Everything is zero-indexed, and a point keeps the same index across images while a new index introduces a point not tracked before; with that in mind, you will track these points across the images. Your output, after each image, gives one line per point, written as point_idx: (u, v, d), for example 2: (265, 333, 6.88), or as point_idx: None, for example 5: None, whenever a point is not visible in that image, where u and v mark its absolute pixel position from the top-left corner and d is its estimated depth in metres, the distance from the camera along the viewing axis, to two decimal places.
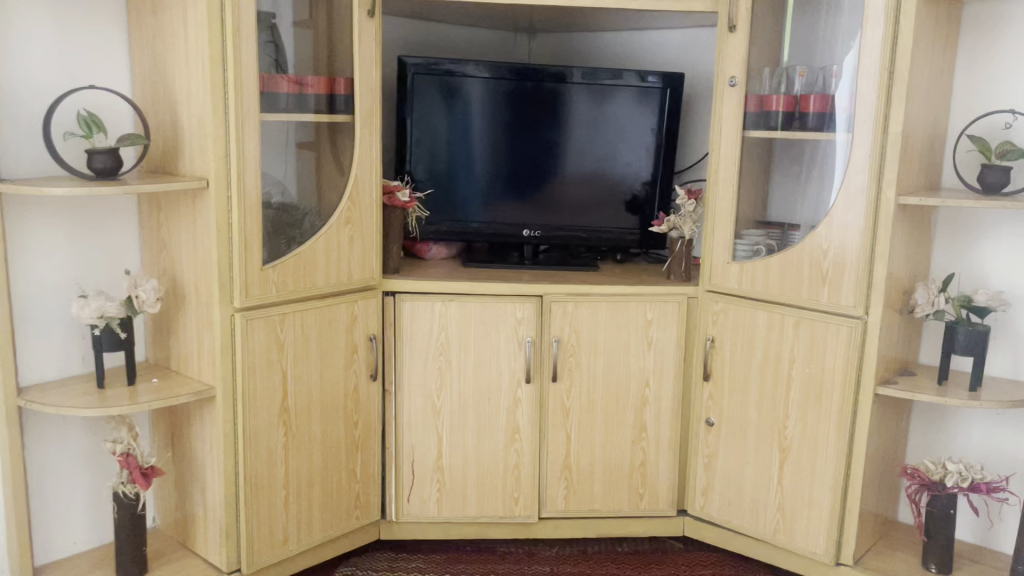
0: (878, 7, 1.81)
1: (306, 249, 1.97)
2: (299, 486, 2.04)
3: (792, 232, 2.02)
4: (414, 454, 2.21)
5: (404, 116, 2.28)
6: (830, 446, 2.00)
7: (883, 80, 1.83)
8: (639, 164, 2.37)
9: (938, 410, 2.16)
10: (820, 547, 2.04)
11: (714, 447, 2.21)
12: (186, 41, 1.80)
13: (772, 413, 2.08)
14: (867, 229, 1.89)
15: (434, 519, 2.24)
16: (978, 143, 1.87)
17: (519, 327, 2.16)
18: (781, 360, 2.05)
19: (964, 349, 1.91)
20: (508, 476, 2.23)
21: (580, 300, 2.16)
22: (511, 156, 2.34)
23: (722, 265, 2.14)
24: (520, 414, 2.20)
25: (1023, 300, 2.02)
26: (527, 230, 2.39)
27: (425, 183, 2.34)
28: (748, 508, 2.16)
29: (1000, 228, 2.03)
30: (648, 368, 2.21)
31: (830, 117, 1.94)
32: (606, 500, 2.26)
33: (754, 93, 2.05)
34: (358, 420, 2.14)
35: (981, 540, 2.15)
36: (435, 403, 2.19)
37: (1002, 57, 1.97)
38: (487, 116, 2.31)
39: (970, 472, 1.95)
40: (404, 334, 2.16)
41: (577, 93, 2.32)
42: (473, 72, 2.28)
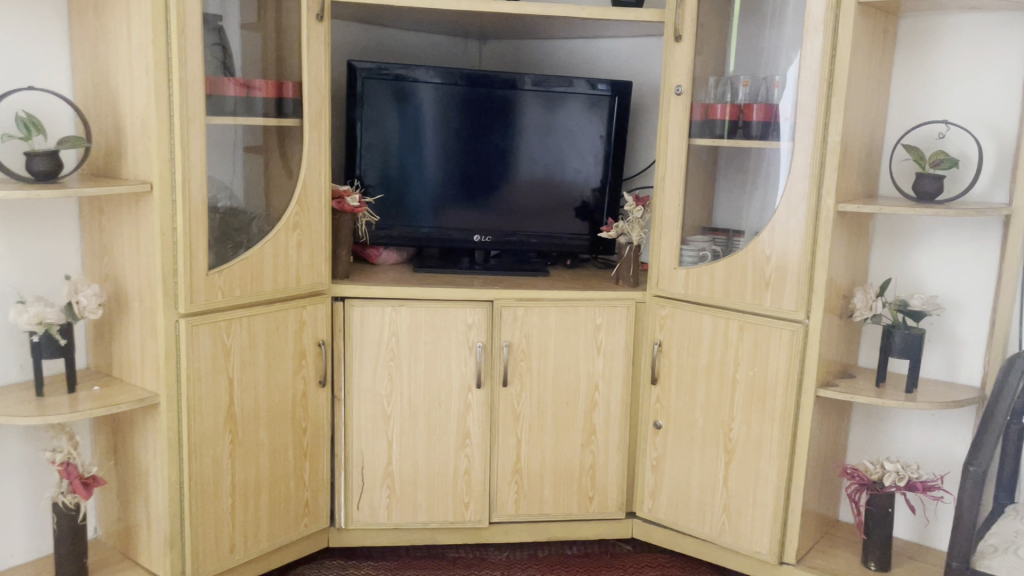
0: (818, 20, 1.87)
1: (254, 253, 1.95)
2: (246, 494, 2.01)
3: (737, 238, 2.07)
4: (364, 461, 2.19)
5: (354, 120, 2.27)
6: (774, 447, 2.04)
7: (823, 91, 1.88)
8: (588, 170, 2.40)
9: (877, 411, 2.22)
10: (765, 547, 2.09)
11: (662, 449, 2.24)
12: (130, 43, 1.77)
13: (718, 416, 2.12)
14: (808, 236, 1.94)
15: (385, 525, 2.23)
16: (914, 152, 1.93)
17: (470, 332, 2.17)
18: (726, 364, 2.09)
19: (901, 352, 1.96)
20: (458, 481, 2.23)
21: (530, 305, 2.17)
22: (462, 161, 2.35)
23: (669, 271, 2.17)
24: (470, 419, 2.21)
25: (956, 304, 2.09)
26: (478, 235, 2.40)
27: (376, 188, 2.33)
28: (695, 510, 2.20)
29: (934, 234, 2.10)
30: (597, 372, 2.23)
31: (773, 126, 1.99)
32: (556, 504, 2.28)
33: (700, 101, 2.09)
34: (306, 427, 2.12)
35: (918, 537, 2.21)
36: (385, 409, 2.18)
37: (935, 70, 2.05)
38: (438, 122, 2.32)
39: (907, 471, 2.00)
40: (353, 340, 2.14)
41: (528, 100, 2.34)
42: (424, 77, 2.28)
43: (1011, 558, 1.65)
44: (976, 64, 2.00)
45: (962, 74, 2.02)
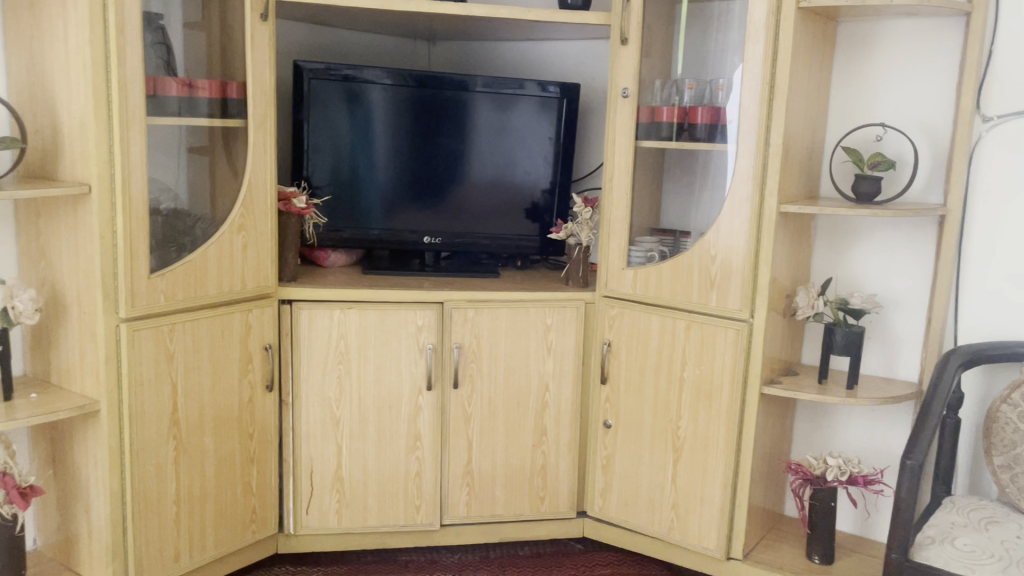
0: (759, 24, 1.90)
1: (197, 256, 1.91)
2: (192, 501, 1.98)
3: (683, 239, 2.10)
4: (313, 465, 2.17)
5: (301, 121, 2.25)
6: (721, 444, 2.07)
7: (764, 94, 1.92)
8: (538, 172, 2.41)
9: (820, 407, 2.27)
10: (713, 543, 2.12)
11: (612, 449, 2.25)
12: (67, 42, 1.73)
13: (666, 414, 2.15)
14: (752, 236, 1.98)
15: (335, 530, 2.21)
16: (852, 154, 1.97)
17: (420, 334, 2.16)
18: (674, 363, 2.12)
19: (842, 349, 2.01)
20: (409, 483, 2.22)
21: (480, 306, 2.17)
22: (411, 162, 2.34)
23: (617, 271, 2.19)
24: (420, 421, 2.20)
25: (895, 302, 2.15)
26: (428, 237, 2.39)
27: (324, 189, 2.31)
28: (645, 508, 2.22)
29: (874, 234, 2.15)
30: (548, 373, 2.24)
31: (718, 129, 2.03)
32: (508, 505, 2.28)
33: (646, 104, 2.11)
34: (253, 432, 2.09)
35: (860, 530, 2.27)
36: (334, 413, 2.16)
37: (873, 74, 2.10)
38: (388, 123, 2.30)
39: (848, 465, 2.05)
40: (300, 343, 2.12)
41: (478, 102, 2.34)
42: (373, 77, 2.26)
43: (947, 549, 1.68)
44: (911, 68, 2.05)
45: (898, 78, 2.07)
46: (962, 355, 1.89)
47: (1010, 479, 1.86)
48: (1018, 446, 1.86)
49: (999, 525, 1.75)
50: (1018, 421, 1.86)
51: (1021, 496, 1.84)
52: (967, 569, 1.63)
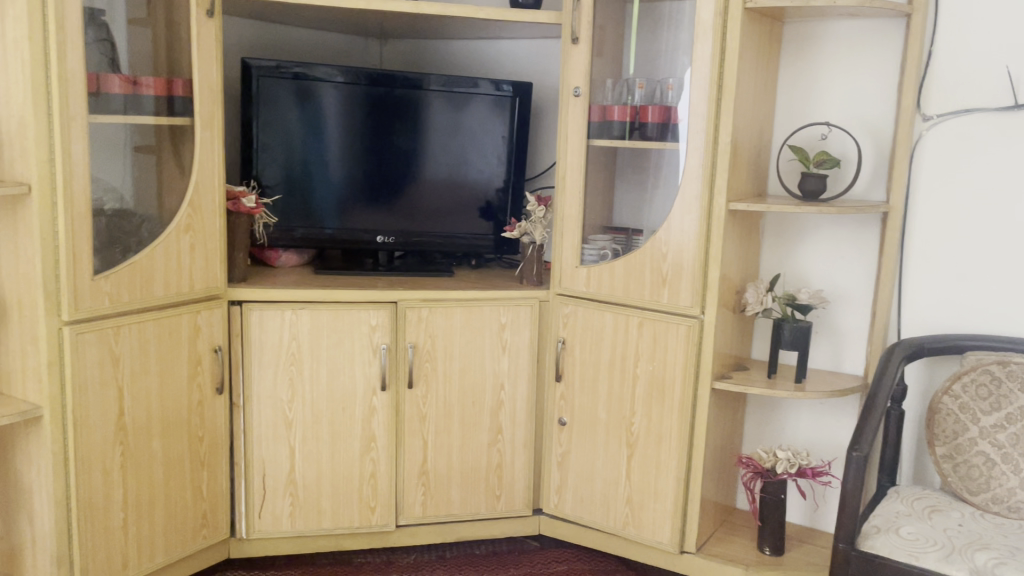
0: (707, 25, 1.93)
1: (143, 257, 1.87)
2: (139, 507, 1.94)
3: (636, 237, 2.12)
4: (265, 468, 2.14)
5: (250, 119, 2.21)
6: (674, 439, 2.10)
7: (713, 93, 1.95)
8: (491, 170, 2.41)
9: (770, 401, 2.31)
10: (666, 537, 2.14)
11: (567, 446, 2.26)
12: (4, 37, 1.68)
13: (620, 410, 2.17)
14: (702, 233, 2.01)
15: (288, 533, 2.18)
16: (799, 152, 2.01)
17: (373, 334, 2.14)
18: (627, 359, 2.14)
19: (791, 344, 2.04)
20: (364, 485, 2.20)
21: (434, 305, 2.17)
22: (364, 161, 2.32)
23: (570, 269, 2.20)
24: (375, 422, 2.18)
25: (841, 298, 2.19)
26: (381, 236, 2.37)
27: (274, 188, 2.28)
28: (600, 505, 2.23)
29: (820, 231, 2.20)
30: (502, 371, 2.24)
31: (668, 127, 2.05)
32: (464, 504, 2.28)
33: (597, 103, 2.13)
34: (203, 436, 2.06)
35: (809, 521, 2.32)
36: (286, 415, 2.13)
37: (817, 74, 2.14)
38: (340, 121, 2.28)
39: (797, 458, 2.08)
40: (251, 344, 2.09)
41: (431, 100, 2.33)
42: (324, 75, 2.24)
43: (893, 538, 1.71)
44: (855, 68, 2.10)
45: (842, 79, 2.12)
46: (905, 348, 1.95)
47: (952, 468, 1.90)
48: (959, 436, 1.91)
49: (941, 513, 1.80)
50: (959, 412, 1.91)
51: (962, 484, 1.88)
52: (911, 556, 1.66)
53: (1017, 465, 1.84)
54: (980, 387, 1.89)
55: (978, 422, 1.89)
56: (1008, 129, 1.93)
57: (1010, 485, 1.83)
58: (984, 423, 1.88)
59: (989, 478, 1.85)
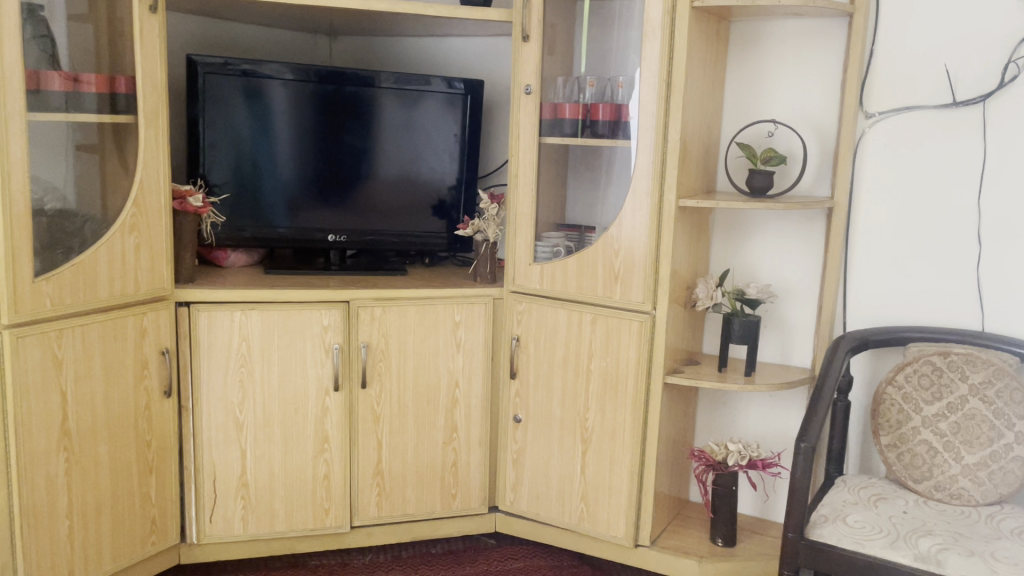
0: (655, 23, 1.95)
1: (85, 258, 1.83)
2: (85, 514, 1.89)
3: (588, 234, 2.13)
4: (216, 472, 2.11)
5: (196, 117, 2.18)
6: (627, 434, 2.12)
7: (662, 91, 1.97)
8: (443, 168, 2.40)
9: (720, 395, 2.35)
10: (621, 531, 2.16)
11: (522, 443, 2.27)
12: None
13: (575, 406, 2.18)
14: (652, 229, 2.03)
15: (240, 537, 2.15)
16: (746, 150, 2.04)
17: (325, 334, 2.12)
18: (581, 355, 2.15)
19: (740, 338, 2.07)
20: (317, 486, 2.18)
21: (387, 304, 2.15)
22: (314, 160, 2.29)
23: (524, 266, 2.21)
24: (328, 422, 2.16)
25: (788, 292, 2.24)
26: (332, 235, 2.35)
27: (221, 188, 2.24)
28: (555, 501, 2.24)
29: (768, 227, 2.23)
30: (457, 369, 2.24)
31: (619, 125, 2.07)
32: (419, 504, 2.27)
33: (549, 101, 2.14)
34: (151, 440, 2.01)
35: (760, 512, 2.36)
36: (237, 417, 2.10)
37: (764, 72, 2.18)
38: (289, 119, 2.25)
39: (748, 450, 2.11)
40: (200, 346, 2.05)
41: (382, 97, 2.31)
42: (272, 72, 2.21)
43: (840, 526, 1.75)
44: (799, 67, 2.14)
45: (787, 77, 2.16)
46: (851, 340, 1.99)
47: (896, 457, 1.95)
48: (902, 426, 1.96)
49: (887, 501, 1.84)
50: (903, 402, 1.97)
51: (906, 473, 1.93)
52: (858, 544, 1.70)
53: (958, 453, 1.89)
54: (923, 377, 1.95)
55: (921, 412, 1.94)
56: (946, 126, 1.99)
57: (951, 472, 1.88)
58: (927, 412, 1.94)
59: (932, 466, 1.90)
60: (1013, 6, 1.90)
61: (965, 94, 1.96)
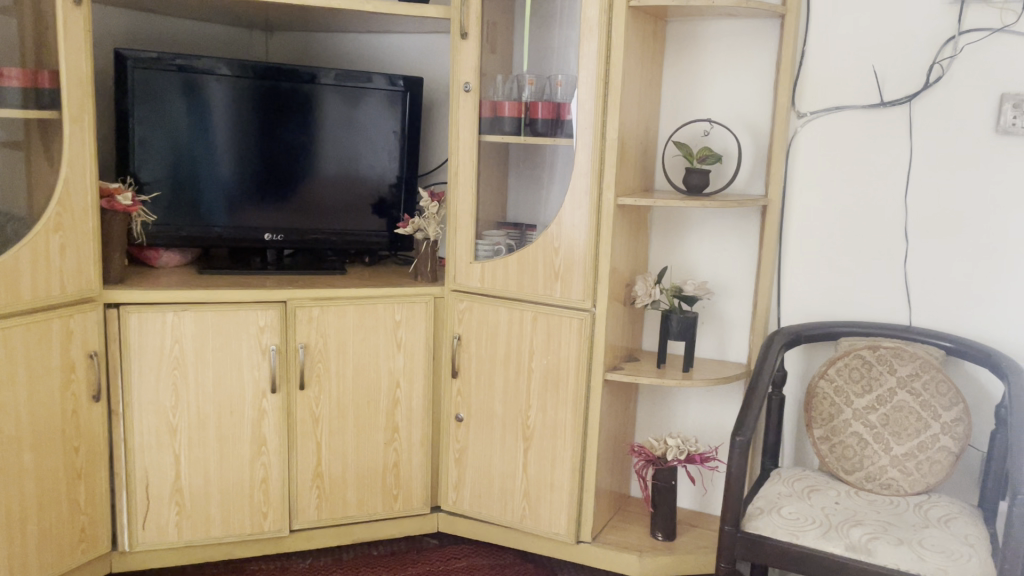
0: (593, 22, 1.96)
1: (7, 259, 1.76)
2: (10, 523, 1.83)
3: (529, 232, 2.13)
4: (149, 477, 2.06)
5: (125, 112, 2.11)
6: (568, 431, 2.13)
7: (599, 89, 1.98)
8: (383, 166, 2.37)
9: (660, 391, 2.38)
10: (563, 528, 2.17)
11: (464, 442, 2.26)
12: None
13: (516, 404, 2.18)
14: (591, 227, 2.04)
15: (174, 544, 2.10)
16: (682, 148, 2.07)
17: (262, 335, 2.08)
18: (522, 354, 2.15)
19: (679, 335, 2.10)
20: (255, 490, 2.14)
21: (325, 304, 2.12)
22: (250, 157, 2.25)
23: (465, 265, 2.20)
24: (265, 425, 2.12)
25: (725, 289, 2.27)
26: (269, 234, 2.31)
27: (152, 186, 2.18)
28: (497, 499, 2.24)
29: (704, 225, 2.27)
30: (397, 369, 2.22)
31: (557, 124, 2.07)
32: (360, 505, 2.25)
33: (487, 99, 2.13)
34: (79, 446, 1.95)
35: (698, 505, 2.40)
36: (170, 421, 2.05)
37: (700, 72, 2.21)
38: (225, 115, 2.20)
39: (686, 445, 2.14)
40: (130, 349, 2.00)
41: (322, 93, 2.27)
42: (207, 67, 2.16)
43: (775, 518, 1.78)
44: (733, 67, 2.18)
45: (722, 77, 2.19)
46: (785, 335, 2.02)
47: (828, 449, 2.00)
48: (835, 418, 2.01)
49: (820, 493, 1.88)
50: (834, 395, 2.01)
51: (838, 464, 1.98)
52: (792, 535, 1.74)
53: (887, 444, 1.94)
54: (853, 370, 2.00)
55: (852, 404, 1.99)
56: (875, 125, 2.04)
57: (881, 463, 1.93)
58: (857, 405, 1.99)
59: (863, 457, 1.96)
60: (937, 9, 1.95)
61: (893, 94, 2.01)
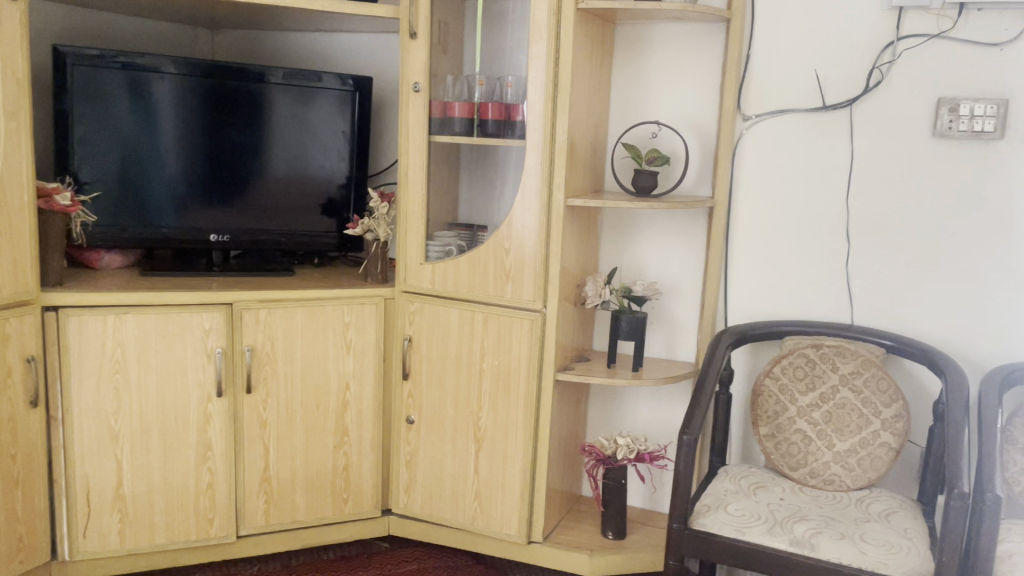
0: (542, 24, 1.96)
1: None
2: None
3: (480, 233, 2.13)
4: (90, 484, 2.01)
5: (65, 110, 2.06)
6: (519, 431, 2.13)
7: (549, 91, 1.99)
8: (332, 165, 2.34)
9: (610, 391, 2.40)
10: (514, 528, 2.17)
11: (415, 444, 2.25)
12: None
13: (467, 406, 2.17)
14: (542, 228, 2.05)
15: (116, 552, 2.06)
16: (631, 150, 2.08)
17: (207, 338, 2.04)
18: (473, 355, 2.15)
19: (629, 335, 2.11)
20: (201, 496, 2.10)
21: (273, 306, 2.09)
22: (196, 156, 2.20)
23: (416, 266, 2.19)
24: (211, 430, 2.08)
25: (673, 289, 2.30)
26: (214, 235, 2.27)
27: (93, 185, 2.13)
28: (448, 501, 2.24)
29: (653, 225, 2.29)
30: (347, 371, 2.20)
31: (507, 125, 2.08)
32: (309, 510, 2.22)
33: (437, 99, 2.12)
34: (16, 454, 1.89)
35: (648, 504, 2.42)
36: (112, 427, 2.00)
37: (648, 75, 2.23)
38: (170, 113, 2.16)
39: (636, 444, 2.16)
40: (70, 354, 1.94)
41: (270, 92, 2.24)
42: (150, 64, 2.11)
43: (722, 515, 1.81)
44: (680, 70, 2.20)
45: (670, 79, 2.22)
46: (731, 335, 2.05)
47: (774, 446, 2.03)
48: (779, 416, 2.04)
49: (765, 489, 1.92)
50: (779, 393, 2.05)
51: (783, 461, 2.01)
52: (738, 531, 1.76)
53: (830, 440, 1.98)
54: (797, 368, 2.04)
55: (796, 402, 2.03)
56: (818, 128, 2.08)
57: (825, 459, 1.97)
58: (801, 402, 2.02)
59: (807, 454, 1.99)
60: (877, 15, 2.00)
61: (835, 98, 2.06)
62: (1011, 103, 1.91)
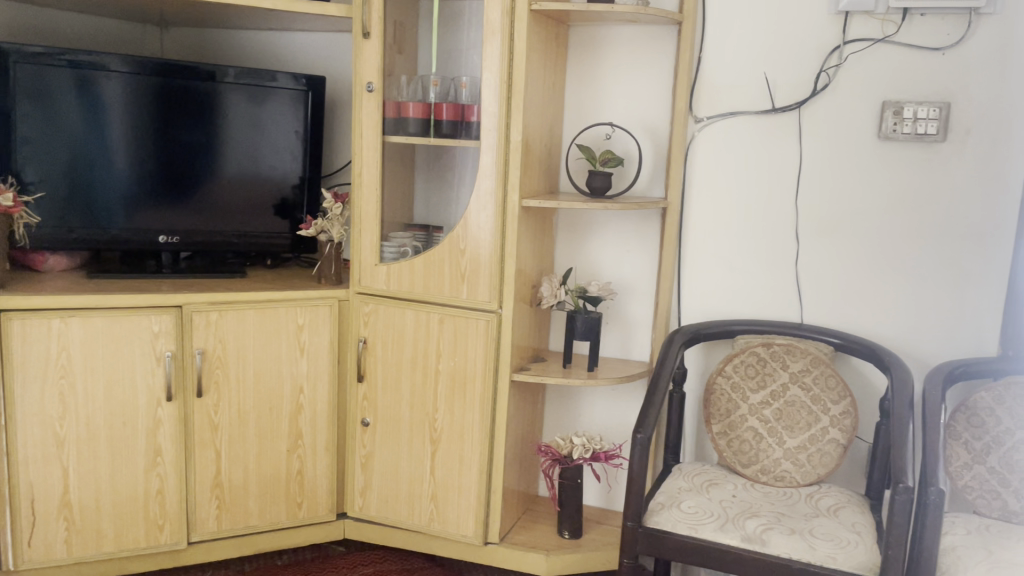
0: (495, 25, 1.97)
1: None
2: None
3: (435, 234, 2.12)
4: (34, 492, 1.96)
5: (8, 108, 2.01)
6: (475, 432, 2.13)
7: (503, 91, 1.99)
8: (284, 166, 2.31)
9: (566, 391, 2.41)
10: (470, 530, 2.17)
11: (370, 447, 2.23)
12: None
13: (422, 407, 2.16)
14: (496, 229, 2.05)
15: (62, 561, 2.01)
16: (585, 151, 2.10)
17: (156, 341, 2.01)
18: (428, 356, 2.14)
19: (584, 335, 2.12)
20: (150, 502, 2.06)
21: (224, 309, 2.06)
22: (144, 156, 2.16)
23: (370, 267, 2.18)
24: (161, 435, 2.05)
25: (628, 289, 2.32)
26: (163, 236, 2.23)
27: (37, 186, 2.08)
28: (404, 504, 2.22)
29: (608, 226, 2.31)
30: (301, 374, 2.17)
31: (461, 125, 2.07)
32: (262, 515, 2.19)
33: (391, 99, 2.11)
34: None
35: (603, 502, 2.44)
36: (57, 433, 1.96)
37: (602, 77, 2.25)
38: (117, 112, 2.11)
39: (591, 443, 2.17)
40: (12, 358, 1.89)
41: (220, 91, 2.20)
42: (97, 62, 2.06)
43: (675, 512, 1.83)
44: (634, 72, 2.22)
45: (624, 81, 2.23)
46: (684, 334, 2.07)
47: (726, 443, 2.06)
48: (731, 414, 2.07)
49: (718, 486, 1.94)
50: (732, 391, 2.08)
51: (735, 458, 2.04)
52: (692, 528, 1.78)
53: (781, 437, 2.01)
54: (749, 367, 2.07)
55: (748, 400, 2.06)
56: (768, 130, 2.12)
57: (775, 456, 2.00)
58: (753, 400, 2.05)
59: (758, 451, 2.02)
60: (824, 19, 2.04)
61: (784, 100, 2.09)
62: (952, 106, 1.96)
